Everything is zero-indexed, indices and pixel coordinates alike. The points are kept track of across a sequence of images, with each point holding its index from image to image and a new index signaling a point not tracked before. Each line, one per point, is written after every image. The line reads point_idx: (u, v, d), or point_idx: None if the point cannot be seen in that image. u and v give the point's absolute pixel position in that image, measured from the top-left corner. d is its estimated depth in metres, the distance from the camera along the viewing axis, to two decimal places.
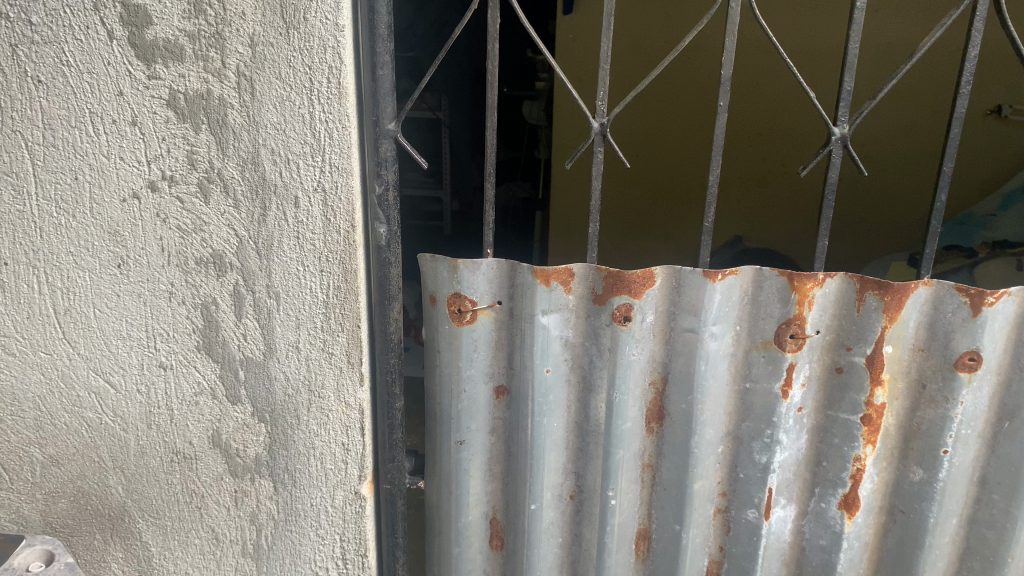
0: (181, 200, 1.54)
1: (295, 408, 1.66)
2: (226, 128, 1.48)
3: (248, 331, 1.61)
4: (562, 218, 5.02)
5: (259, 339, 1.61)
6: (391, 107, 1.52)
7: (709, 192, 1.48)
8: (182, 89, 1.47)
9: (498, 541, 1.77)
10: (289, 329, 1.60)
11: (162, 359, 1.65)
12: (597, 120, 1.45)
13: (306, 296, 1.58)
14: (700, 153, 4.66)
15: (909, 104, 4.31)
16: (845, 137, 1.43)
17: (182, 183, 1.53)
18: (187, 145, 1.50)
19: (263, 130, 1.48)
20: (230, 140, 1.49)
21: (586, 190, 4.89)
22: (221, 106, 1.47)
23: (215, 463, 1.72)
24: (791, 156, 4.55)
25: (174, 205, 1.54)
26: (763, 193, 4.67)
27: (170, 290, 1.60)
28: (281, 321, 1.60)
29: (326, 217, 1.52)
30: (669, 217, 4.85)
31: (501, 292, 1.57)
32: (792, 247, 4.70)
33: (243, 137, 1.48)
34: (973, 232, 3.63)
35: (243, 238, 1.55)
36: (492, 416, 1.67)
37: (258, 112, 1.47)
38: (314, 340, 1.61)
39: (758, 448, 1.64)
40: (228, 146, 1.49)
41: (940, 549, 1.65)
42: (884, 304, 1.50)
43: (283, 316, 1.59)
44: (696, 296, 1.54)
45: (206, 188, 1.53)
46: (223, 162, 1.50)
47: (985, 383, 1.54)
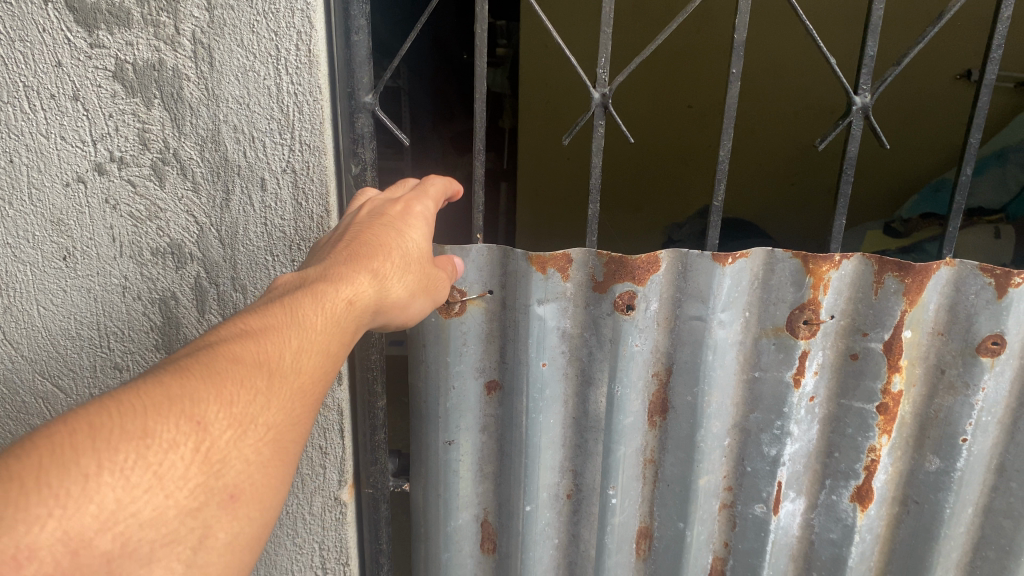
0: (133, 184, 1.37)
1: None
2: (182, 103, 1.32)
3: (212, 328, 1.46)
4: (530, 191, 4.88)
5: None
6: (368, 76, 1.35)
7: (720, 168, 1.37)
8: (129, 59, 1.30)
9: (490, 544, 1.65)
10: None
11: (117, 360, 1.48)
12: (598, 91, 1.31)
13: None
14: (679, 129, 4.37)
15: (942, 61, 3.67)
16: (866, 107, 1.32)
17: (134, 165, 1.36)
18: (137, 122, 1.33)
19: (224, 105, 1.32)
20: (187, 115, 1.32)
21: (557, 162, 4.76)
22: (175, 77, 1.30)
23: None
24: (792, 124, 4.08)
25: (124, 189, 1.37)
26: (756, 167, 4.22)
27: (123, 285, 1.43)
28: None
29: (297, 201, 1.37)
30: (638, 192, 4.56)
31: (492, 282, 1.44)
32: (770, 221, 4.31)
33: (202, 113, 1.32)
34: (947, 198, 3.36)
35: (204, 225, 1.39)
36: (483, 413, 1.55)
37: (217, 85, 1.31)
38: None
39: (767, 440, 1.54)
40: (184, 122, 1.33)
41: (954, 540, 1.58)
42: (904, 286, 1.40)
43: None
44: (704, 282, 1.42)
45: (160, 170, 1.36)
46: (179, 140, 1.34)
47: (1007, 368, 1.45)
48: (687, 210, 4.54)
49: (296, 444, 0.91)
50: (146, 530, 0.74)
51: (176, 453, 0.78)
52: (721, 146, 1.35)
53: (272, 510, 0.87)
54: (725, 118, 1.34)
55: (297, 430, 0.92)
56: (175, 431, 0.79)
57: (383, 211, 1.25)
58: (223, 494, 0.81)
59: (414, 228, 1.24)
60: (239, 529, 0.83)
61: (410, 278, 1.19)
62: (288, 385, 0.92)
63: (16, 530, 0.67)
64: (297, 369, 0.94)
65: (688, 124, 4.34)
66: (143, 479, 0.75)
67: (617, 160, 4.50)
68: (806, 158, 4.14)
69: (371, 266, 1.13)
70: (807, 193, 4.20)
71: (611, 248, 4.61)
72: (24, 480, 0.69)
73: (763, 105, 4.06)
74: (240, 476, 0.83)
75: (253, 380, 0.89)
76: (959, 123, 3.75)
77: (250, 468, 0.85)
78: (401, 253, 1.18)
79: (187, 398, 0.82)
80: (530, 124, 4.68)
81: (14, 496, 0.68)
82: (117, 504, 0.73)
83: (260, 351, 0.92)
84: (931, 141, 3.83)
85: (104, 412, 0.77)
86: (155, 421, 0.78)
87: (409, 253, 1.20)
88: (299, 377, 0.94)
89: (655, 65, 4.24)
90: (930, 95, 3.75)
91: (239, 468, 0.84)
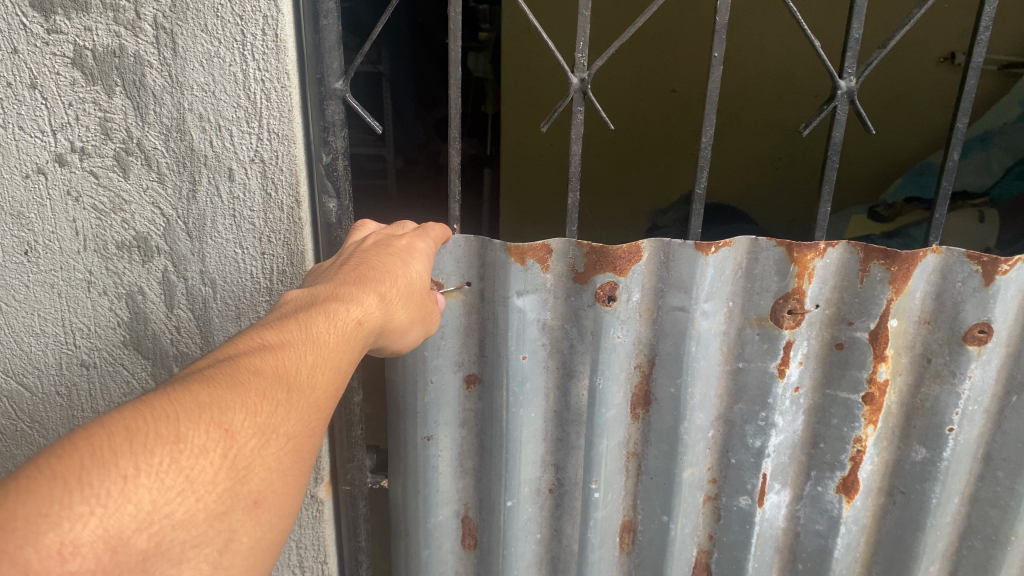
0: (95, 175, 1.32)
1: None
2: (144, 90, 1.27)
3: (181, 323, 1.41)
4: (512, 177, 4.83)
5: (194, 331, 1.41)
6: (338, 62, 1.30)
7: (703, 154, 1.33)
8: (88, 45, 1.24)
9: (471, 540, 1.62)
10: (229, 319, 1.41)
11: (83, 357, 1.44)
12: (576, 76, 1.27)
13: (247, 284, 1.38)
14: (663, 110, 4.33)
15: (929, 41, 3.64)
16: (851, 91, 1.28)
17: (96, 155, 1.31)
18: (98, 111, 1.28)
19: (188, 92, 1.26)
20: (150, 103, 1.27)
21: (540, 147, 4.70)
22: (137, 64, 1.25)
23: None
24: (778, 104, 4.03)
25: (87, 180, 1.32)
26: (741, 147, 4.18)
27: (87, 279, 1.38)
28: (219, 311, 1.40)
29: (266, 191, 1.32)
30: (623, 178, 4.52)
31: (470, 273, 1.40)
32: (755, 206, 4.28)
33: (165, 101, 1.27)
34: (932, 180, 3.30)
35: (170, 217, 1.34)
36: (462, 407, 1.51)
37: (181, 72, 1.25)
38: None
39: (751, 432, 1.52)
40: (147, 110, 1.28)
41: (941, 530, 1.56)
42: (890, 275, 1.37)
43: (221, 306, 1.40)
44: (687, 271, 1.39)
45: (124, 161, 1.31)
46: (143, 129, 1.29)
47: (993, 356, 1.43)
48: (671, 195, 4.51)
49: (311, 456, 0.91)
50: (179, 531, 0.73)
51: (206, 459, 0.78)
52: (704, 132, 1.32)
53: (289, 518, 0.86)
54: (706, 103, 1.30)
55: (312, 443, 0.92)
56: (205, 438, 0.79)
57: (387, 240, 1.27)
58: (248, 500, 0.81)
59: (416, 253, 1.25)
60: (261, 534, 0.82)
61: (410, 305, 1.20)
62: (306, 398, 0.92)
63: (59, 526, 0.65)
64: (313, 383, 0.95)
65: (672, 106, 4.30)
66: (176, 481, 0.74)
67: (600, 145, 4.48)
68: (790, 139, 4.11)
69: (379, 286, 1.14)
70: (794, 177, 4.17)
71: (592, 238, 4.50)
72: (67, 479, 0.68)
73: (746, 90, 4.04)
74: (263, 483, 0.83)
75: (275, 391, 0.89)
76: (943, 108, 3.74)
77: (272, 476, 0.84)
78: (406, 278, 1.20)
79: (216, 406, 0.82)
80: (514, 109, 4.64)
81: (57, 495, 0.66)
82: (152, 505, 0.72)
83: (279, 365, 0.92)
84: (913, 124, 3.83)
85: (138, 416, 0.76)
86: (187, 427, 0.78)
87: (413, 277, 1.21)
88: (314, 392, 0.94)
89: (639, 47, 4.19)
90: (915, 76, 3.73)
91: (262, 475, 0.83)
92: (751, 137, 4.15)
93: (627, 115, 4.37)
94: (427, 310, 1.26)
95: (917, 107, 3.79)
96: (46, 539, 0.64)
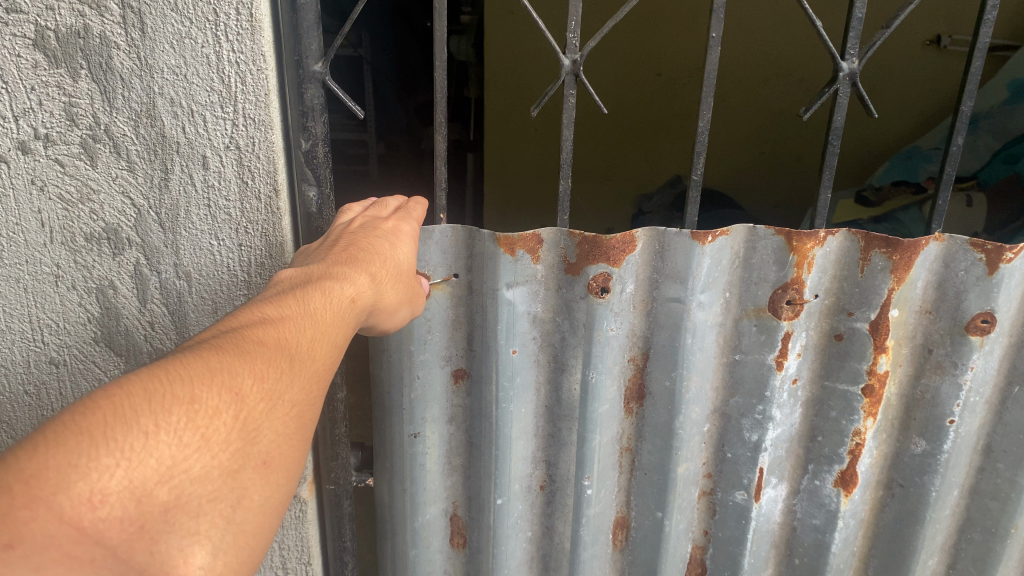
0: (61, 163, 1.23)
1: None
2: (112, 74, 1.19)
3: (155, 319, 1.34)
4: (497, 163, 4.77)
5: (169, 327, 1.35)
6: (317, 43, 1.23)
7: (699, 140, 1.27)
8: (50, 25, 1.15)
9: (460, 539, 1.57)
10: (206, 314, 1.34)
11: (52, 354, 1.36)
12: (568, 57, 1.20)
13: (223, 277, 1.32)
14: (649, 93, 4.26)
15: (929, 21, 3.57)
16: (853, 73, 1.23)
17: (61, 142, 1.22)
18: (63, 95, 1.20)
19: (158, 75, 1.19)
20: (118, 88, 1.20)
21: (524, 132, 4.63)
22: (103, 45, 1.17)
23: None
24: (767, 87, 3.98)
25: (52, 169, 1.24)
26: (730, 129, 4.14)
27: (55, 273, 1.30)
28: (194, 306, 1.34)
29: (242, 180, 1.26)
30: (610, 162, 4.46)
31: (458, 264, 1.34)
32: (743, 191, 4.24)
33: (134, 85, 1.20)
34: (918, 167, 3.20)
35: (141, 207, 1.27)
36: (450, 403, 1.46)
37: (150, 54, 1.18)
38: None
39: (748, 426, 1.48)
40: (115, 95, 1.20)
41: (940, 523, 1.53)
42: (891, 263, 1.33)
43: (197, 300, 1.33)
44: (682, 261, 1.34)
45: (91, 149, 1.23)
46: (111, 115, 1.21)
47: (996, 347, 1.39)
48: (658, 179, 4.46)
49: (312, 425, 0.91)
50: (196, 487, 0.74)
51: (219, 419, 0.79)
52: (700, 116, 1.26)
53: (295, 480, 0.86)
54: (703, 85, 1.25)
55: (313, 412, 0.92)
56: (217, 400, 0.80)
57: (377, 219, 1.23)
58: (257, 460, 0.81)
59: (405, 232, 1.22)
60: (271, 492, 0.82)
61: (400, 286, 1.18)
62: (307, 369, 0.93)
63: (88, 476, 0.66)
64: (314, 356, 0.95)
65: (657, 89, 4.24)
66: (193, 439, 0.75)
67: (589, 127, 4.42)
68: (779, 122, 4.06)
69: (373, 262, 1.12)
70: (776, 163, 4.15)
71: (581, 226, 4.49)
72: (92, 434, 0.69)
73: (736, 73, 3.98)
74: (272, 445, 0.83)
75: (278, 361, 0.89)
76: (929, 91, 3.72)
77: (281, 439, 0.84)
78: (397, 255, 1.17)
79: (226, 371, 0.83)
80: (500, 93, 4.54)
81: (84, 448, 0.67)
82: (172, 461, 0.72)
83: (281, 337, 0.93)
84: (905, 104, 3.78)
85: (154, 378, 0.77)
86: (200, 389, 0.79)
87: (404, 254, 1.19)
88: (315, 363, 0.95)
89: (627, 29, 4.11)
90: (911, 56, 3.68)
91: (271, 437, 0.84)
92: (739, 119, 4.10)
93: (615, 96, 4.29)
94: (416, 290, 1.23)
95: (911, 88, 3.74)
96: (77, 487, 0.65)
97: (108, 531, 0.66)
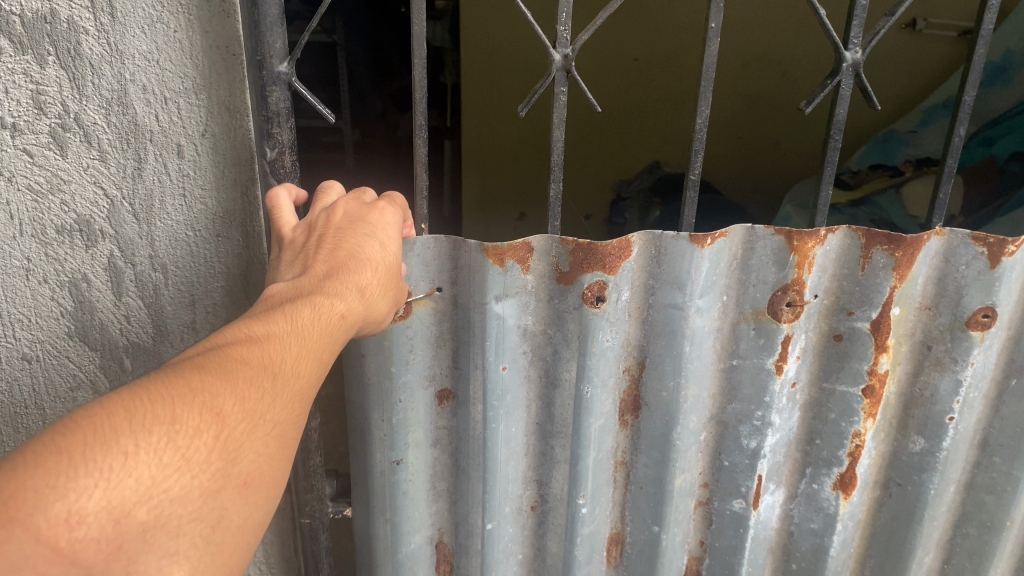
0: (29, 154, 1.07)
1: None
2: (81, 61, 1.05)
3: (131, 312, 1.19)
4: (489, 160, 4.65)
5: (147, 320, 1.20)
6: (283, 40, 1.08)
7: (698, 137, 1.19)
8: (14, 9, 1.00)
9: (446, 565, 1.48)
10: (184, 308, 1.22)
11: (24, 350, 1.18)
12: (559, 52, 1.11)
13: (201, 269, 1.20)
14: (637, 83, 4.20)
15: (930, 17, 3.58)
16: (858, 64, 1.17)
17: (29, 132, 1.06)
18: (29, 83, 1.04)
19: (129, 62, 1.07)
20: (88, 75, 1.06)
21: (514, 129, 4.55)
22: (71, 31, 1.03)
23: None
24: (758, 77, 3.98)
25: (19, 160, 1.07)
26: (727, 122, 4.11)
27: (25, 267, 1.13)
28: (172, 299, 1.21)
29: (218, 169, 1.15)
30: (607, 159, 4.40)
31: (441, 278, 1.24)
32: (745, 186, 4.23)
33: (104, 71, 1.06)
34: (894, 150, 3.10)
35: (114, 198, 1.12)
36: (434, 425, 1.36)
37: (120, 39, 1.05)
38: (216, 320, 1.25)
39: (746, 432, 1.42)
40: (85, 82, 1.06)
41: (937, 520, 1.50)
42: (894, 260, 1.28)
43: (174, 293, 1.21)
44: (680, 266, 1.26)
45: (61, 139, 1.08)
46: (80, 103, 1.07)
47: (995, 341, 1.36)
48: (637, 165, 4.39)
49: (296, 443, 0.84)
50: (175, 507, 0.68)
51: (200, 440, 0.72)
52: (698, 112, 1.18)
53: (274, 500, 0.80)
54: (701, 77, 1.17)
55: (297, 431, 0.85)
56: (198, 420, 0.73)
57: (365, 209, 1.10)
58: (238, 481, 0.75)
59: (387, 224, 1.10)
60: (249, 513, 0.76)
61: (390, 293, 1.08)
62: (293, 387, 0.84)
63: (66, 497, 0.61)
64: (301, 371, 0.86)
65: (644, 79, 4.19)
66: (172, 460, 0.69)
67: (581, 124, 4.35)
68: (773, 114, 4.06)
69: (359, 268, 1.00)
70: (754, 149, 4.16)
71: None
72: (71, 454, 0.63)
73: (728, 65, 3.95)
74: (253, 465, 0.76)
75: (263, 381, 0.81)
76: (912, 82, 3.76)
77: (262, 459, 0.78)
78: (386, 256, 1.06)
79: (209, 391, 0.75)
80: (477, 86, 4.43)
81: (62, 467, 0.62)
82: (151, 481, 0.67)
83: (267, 354, 0.83)
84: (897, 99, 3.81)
85: (135, 396, 0.71)
86: (182, 408, 0.72)
87: (391, 254, 1.07)
88: (302, 380, 0.86)
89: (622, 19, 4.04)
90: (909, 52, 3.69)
91: (252, 457, 0.77)
92: (734, 111, 4.08)
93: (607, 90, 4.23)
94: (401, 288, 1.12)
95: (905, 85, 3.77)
96: (54, 508, 0.61)
97: (85, 551, 0.62)
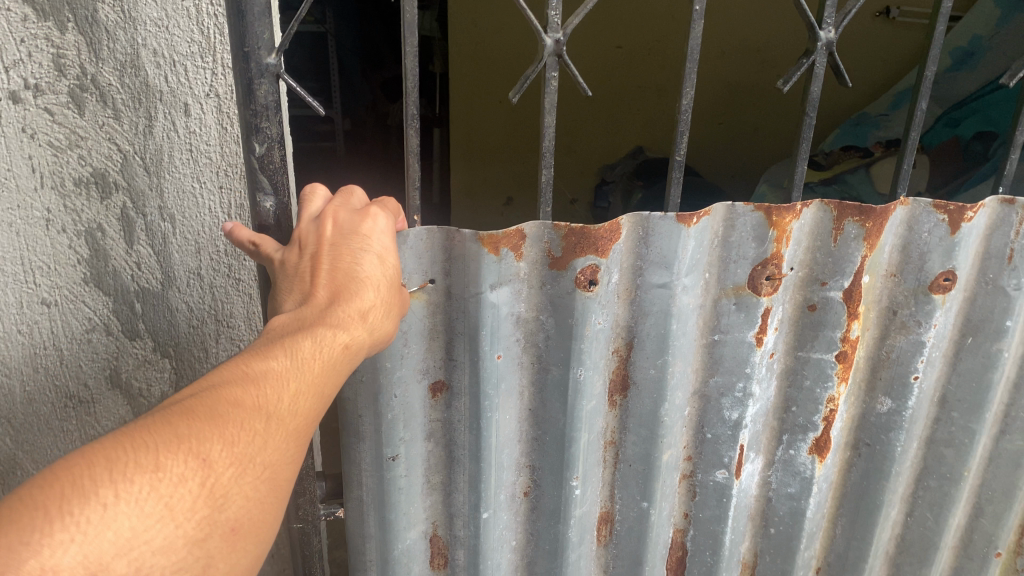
0: (51, 112, 1.23)
1: (202, 339, 1.44)
2: (97, 26, 1.19)
3: (141, 260, 1.35)
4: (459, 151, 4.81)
5: (154, 266, 1.36)
6: (269, 31, 1.04)
7: (683, 119, 1.22)
8: None
9: (441, 559, 1.47)
10: (190, 255, 1.36)
11: (43, 295, 1.34)
12: (551, 37, 1.11)
13: (206, 219, 1.34)
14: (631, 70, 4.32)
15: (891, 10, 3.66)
16: (831, 43, 1.21)
17: (50, 92, 1.21)
18: (50, 46, 1.19)
19: (142, 27, 1.19)
20: (103, 40, 1.20)
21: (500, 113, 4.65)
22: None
23: (117, 405, 1.46)
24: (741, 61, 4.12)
25: (42, 117, 1.22)
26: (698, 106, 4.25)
27: (46, 218, 1.29)
28: (178, 246, 1.35)
29: (223, 126, 1.27)
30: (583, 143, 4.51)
31: (434, 269, 1.22)
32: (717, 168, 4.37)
33: (119, 36, 1.20)
34: (867, 131, 3.18)
35: (127, 153, 1.27)
36: (427, 419, 1.34)
37: (132, 6, 1.18)
38: (219, 266, 1.37)
39: (728, 405, 1.46)
40: (100, 46, 1.20)
41: (902, 475, 1.58)
42: (864, 231, 1.34)
43: (181, 240, 1.35)
44: (668, 246, 1.29)
45: (79, 98, 1.23)
46: (97, 65, 1.21)
47: (954, 302, 1.44)
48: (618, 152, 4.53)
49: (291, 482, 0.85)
50: (157, 558, 0.70)
51: (184, 487, 0.74)
52: (683, 94, 1.20)
53: (264, 543, 0.82)
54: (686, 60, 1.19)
55: (292, 471, 0.85)
56: (183, 467, 0.74)
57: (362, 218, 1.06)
58: (225, 527, 0.76)
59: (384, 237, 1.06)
60: (238, 560, 0.78)
61: (391, 312, 1.05)
62: (286, 428, 0.85)
63: (39, 552, 0.63)
64: (298, 409, 0.87)
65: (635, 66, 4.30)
66: (155, 509, 0.71)
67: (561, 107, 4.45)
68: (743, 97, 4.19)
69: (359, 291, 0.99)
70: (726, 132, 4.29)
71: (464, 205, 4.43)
72: (48, 508, 0.65)
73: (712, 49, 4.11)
74: (241, 510, 0.78)
75: (254, 422, 0.82)
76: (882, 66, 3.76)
77: (250, 504, 0.79)
78: (385, 273, 1.03)
79: (196, 436, 0.77)
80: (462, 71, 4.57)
81: (39, 523, 0.64)
82: (131, 532, 0.69)
83: (262, 394, 0.84)
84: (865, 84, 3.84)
85: (118, 445, 0.73)
86: (166, 455, 0.74)
87: (390, 270, 1.04)
88: (297, 419, 0.86)
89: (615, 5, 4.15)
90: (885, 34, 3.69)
91: (240, 502, 0.78)
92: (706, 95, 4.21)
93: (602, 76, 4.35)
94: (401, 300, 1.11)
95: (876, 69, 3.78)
96: (27, 565, 0.62)
97: None
